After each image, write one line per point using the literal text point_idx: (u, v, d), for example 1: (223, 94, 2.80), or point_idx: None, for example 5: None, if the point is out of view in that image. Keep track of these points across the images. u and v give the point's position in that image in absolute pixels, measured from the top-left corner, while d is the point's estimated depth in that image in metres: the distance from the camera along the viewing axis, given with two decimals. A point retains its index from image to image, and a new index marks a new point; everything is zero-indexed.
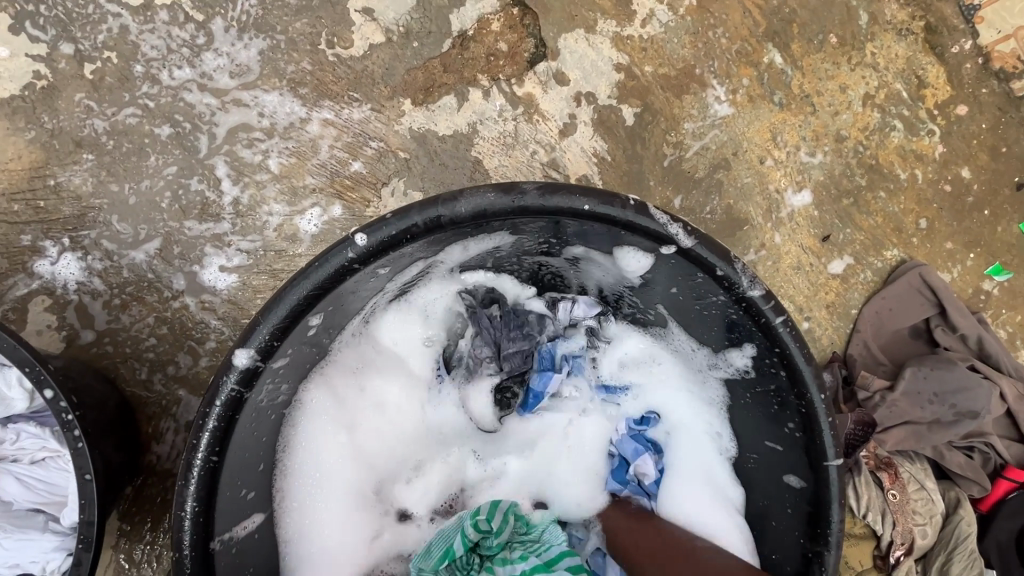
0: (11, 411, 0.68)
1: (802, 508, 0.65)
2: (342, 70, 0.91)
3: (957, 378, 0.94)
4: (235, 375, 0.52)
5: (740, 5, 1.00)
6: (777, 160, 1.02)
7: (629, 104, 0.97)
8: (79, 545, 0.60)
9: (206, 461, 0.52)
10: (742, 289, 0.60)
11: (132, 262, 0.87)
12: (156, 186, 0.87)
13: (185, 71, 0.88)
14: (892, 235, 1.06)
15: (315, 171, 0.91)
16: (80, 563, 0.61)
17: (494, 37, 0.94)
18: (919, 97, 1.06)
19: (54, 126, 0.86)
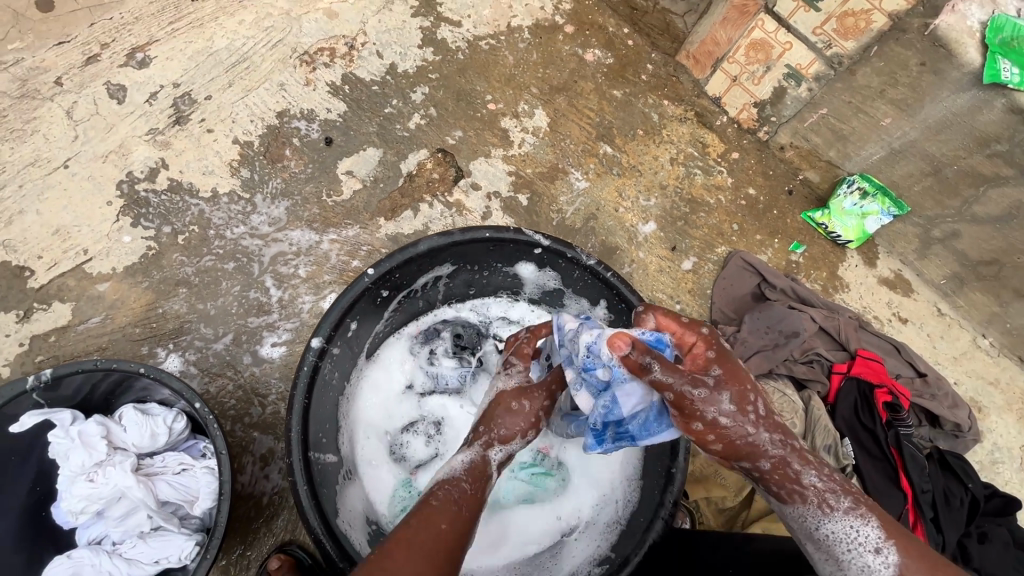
0: (157, 443, 1.05)
1: None
2: (338, 209, 1.45)
3: (778, 314, 1.39)
4: (314, 352, 0.94)
5: (577, 125, 1.62)
6: (626, 207, 1.56)
7: (522, 193, 1.53)
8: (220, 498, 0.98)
9: (303, 401, 0.93)
10: (585, 262, 1.08)
11: (216, 351, 1.29)
12: (227, 299, 1.34)
13: (241, 228, 1.40)
14: (718, 238, 1.58)
15: (329, 271, 1.40)
16: (221, 510, 0.97)
17: (429, 172, 1.51)
18: (706, 153, 1.66)
19: (160, 276, 1.34)
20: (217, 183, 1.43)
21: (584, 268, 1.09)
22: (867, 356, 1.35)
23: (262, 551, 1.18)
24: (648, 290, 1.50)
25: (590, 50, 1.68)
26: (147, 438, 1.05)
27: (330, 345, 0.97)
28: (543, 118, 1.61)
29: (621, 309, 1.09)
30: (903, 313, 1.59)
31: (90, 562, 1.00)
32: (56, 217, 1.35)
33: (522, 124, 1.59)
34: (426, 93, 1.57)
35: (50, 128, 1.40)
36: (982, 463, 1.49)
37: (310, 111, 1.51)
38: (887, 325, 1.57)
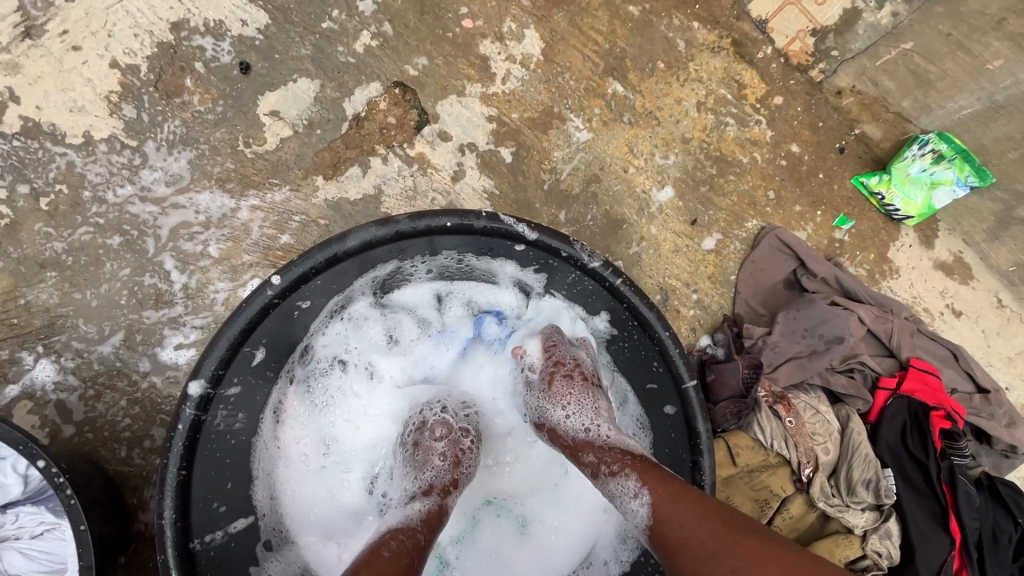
0: (9, 496, 0.79)
1: (681, 427, 0.80)
2: (261, 164, 1.09)
3: (819, 313, 1.12)
4: (192, 403, 0.66)
5: (580, 54, 1.23)
6: (638, 167, 1.23)
7: (505, 146, 1.18)
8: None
9: (178, 474, 0.66)
10: (584, 262, 0.78)
11: (101, 355, 1.00)
12: (114, 287, 1.02)
13: (127, 188, 1.04)
14: (749, 209, 1.27)
15: (250, 249, 1.07)
16: None
17: (383, 114, 1.14)
18: (742, 96, 1.29)
19: (18, 254, 1.00)
20: (90, 124, 1.05)
21: (582, 271, 0.80)
22: (922, 367, 1.10)
23: None
24: (660, 275, 1.21)
25: None
26: None
27: (219, 388, 0.69)
28: (535, 42, 1.21)
29: (633, 326, 0.82)
30: (958, 305, 1.33)
31: None
32: None
33: (507, 50, 1.20)
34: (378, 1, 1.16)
35: None
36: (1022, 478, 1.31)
37: (217, 23, 1.10)
38: (937, 319, 1.32)
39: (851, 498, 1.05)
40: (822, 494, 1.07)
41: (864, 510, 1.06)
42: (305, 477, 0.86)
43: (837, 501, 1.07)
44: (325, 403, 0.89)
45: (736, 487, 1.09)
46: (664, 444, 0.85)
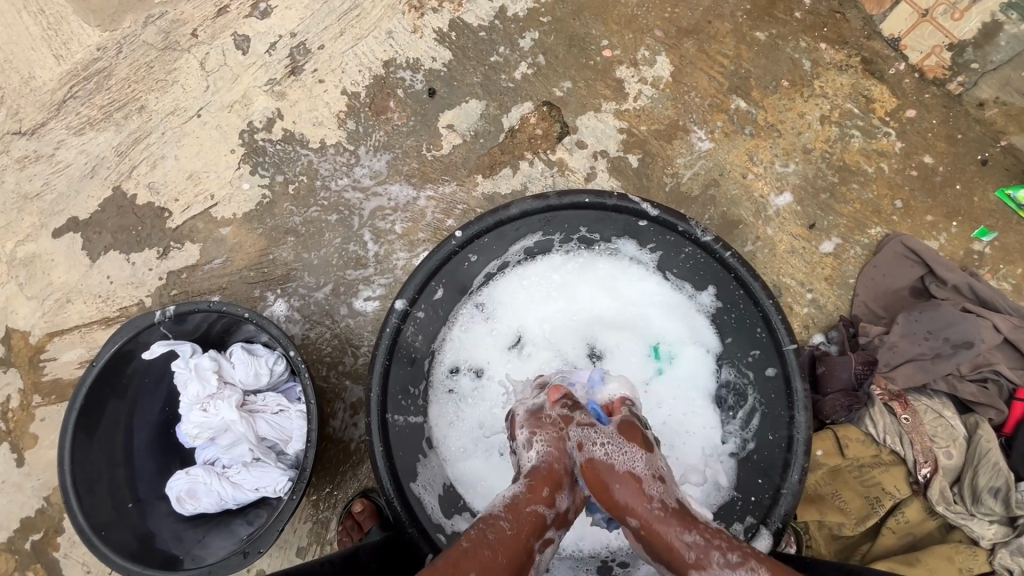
0: (261, 383, 1.13)
1: (782, 386, 0.90)
2: (437, 164, 1.40)
3: (944, 316, 1.12)
4: (397, 314, 0.94)
5: (706, 75, 1.39)
6: (757, 174, 1.34)
7: (632, 153, 1.37)
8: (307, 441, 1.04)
9: (384, 362, 0.93)
10: (698, 237, 0.94)
11: (316, 299, 1.35)
12: (329, 251, 1.37)
13: (345, 180, 1.41)
14: (873, 216, 1.30)
15: (424, 229, 1.38)
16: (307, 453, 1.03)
17: (532, 127, 1.40)
18: (870, 110, 1.35)
19: (272, 224, 1.41)
20: (325, 134, 1.45)
21: (696, 245, 0.96)
22: None
23: (347, 493, 1.24)
24: (774, 273, 1.28)
25: None
26: (252, 377, 1.12)
27: (414, 309, 0.96)
28: (665, 67, 1.40)
29: (740, 297, 0.95)
30: None
31: (203, 480, 1.11)
32: (190, 162, 1.46)
33: (640, 74, 1.40)
34: (536, 38, 1.44)
35: (187, 78, 1.50)
36: None
37: (415, 60, 1.46)
38: None
39: (977, 508, 1.02)
40: (943, 498, 1.04)
41: (994, 523, 1.02)
42: (456, 438, 1.04)
43: (959, 508, 1.04)
44: (464, 383, 1.07)
45: (844, 479, 1.09)
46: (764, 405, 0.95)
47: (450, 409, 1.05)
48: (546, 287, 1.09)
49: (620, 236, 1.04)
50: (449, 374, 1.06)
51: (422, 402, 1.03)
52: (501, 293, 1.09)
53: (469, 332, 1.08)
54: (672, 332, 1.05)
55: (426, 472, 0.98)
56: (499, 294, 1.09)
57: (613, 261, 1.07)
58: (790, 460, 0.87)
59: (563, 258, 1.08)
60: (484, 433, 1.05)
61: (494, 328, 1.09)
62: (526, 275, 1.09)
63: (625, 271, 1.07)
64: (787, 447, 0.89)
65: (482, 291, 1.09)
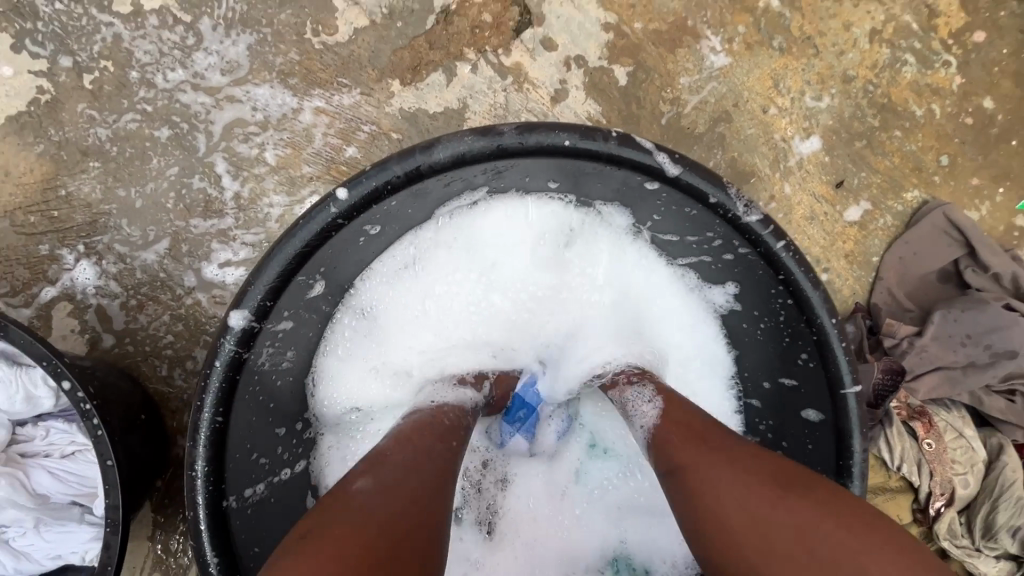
0: (40, 409, 0.72)
1: (829, 436, 0.63)
2: (329, 58, 0.92)
3: (992, 319, 0.90)
4: (233, 337, 0.54)
5: None
6: (781, 108, 0.98)
7: (620, 64, 0.95)
8: (107, 528, 0.63)
9: (214, 420, 0.55)
10: (738, 216, 0.60)
11: (144, 263, 0.89)
12: (160, 187, 0.90)
13: (179, 72, 0.90)
14: (912, 175, 1.01)
15: (310, 160, 0.92)
16: (109, 545, 0.63)
17: (477, 9, 0.93)
18: (932, 27, 1.00)
19: (60, 138, 0.89)
20: None
21: (730, 224, 0.61)
22: None
23: None
24: None
25: None
26: (20, 402, 0.71)
27: (265, 323, 0.57)
28: None
29: (781, 307, 0.64)
30: None
31: None
32: None
33: None
34: None
35: None
36: None
37: None
38: None
39: (987, 544, 0.87)
40: (950, 532, 0.88)
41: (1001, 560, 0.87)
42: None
43: (965, 542, 0.88)
44: (365, 406, 0.73)
45: None
46: (792, 451, 0.69)
47: (346, 450, 0.71)
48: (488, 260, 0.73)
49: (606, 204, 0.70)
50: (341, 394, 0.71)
51: (298, 443, 0.68)
52: (423, 269, 0.72)
53: (368, 331, 0.72)
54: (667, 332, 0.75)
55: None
56: (413, 272, 0.71)
57: (597, 224, 0.73)
58: None
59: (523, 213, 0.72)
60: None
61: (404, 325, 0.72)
62: (463, 238, 0.72)
63: (605, 239, 0.74)
64: None
65: (390, 268, 0.70)
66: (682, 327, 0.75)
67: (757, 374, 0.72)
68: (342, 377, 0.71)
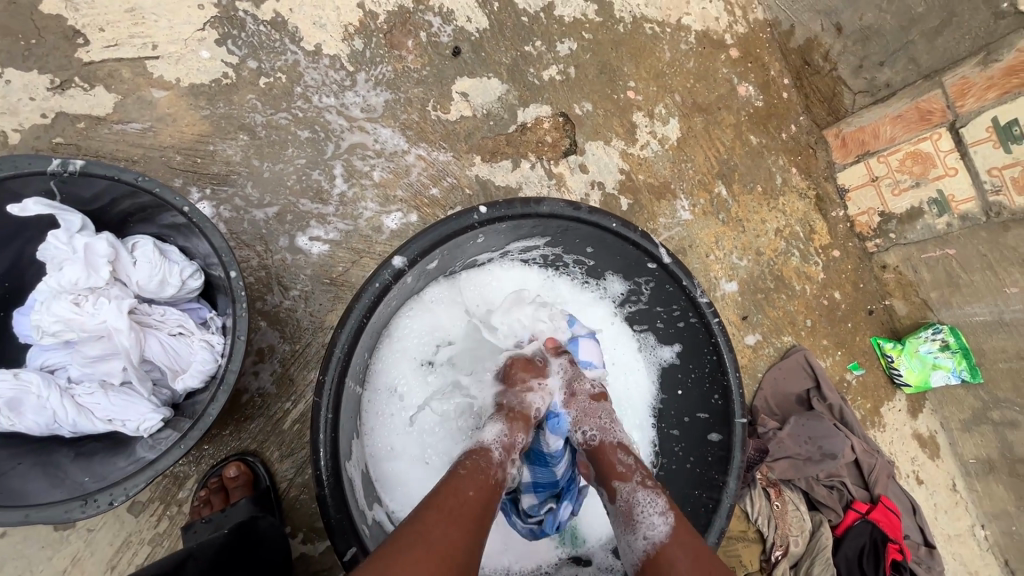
0: (164, 293, 0.89)
1: (721, 453, 0.96)
2: (439, 127, 1.29)
3: (824, 428, 1.32)
4: (391, 271, 0.81)
5: (703, 153, 1.50)
6: (717, 257, 1.46)
7: (625, 196, 1.41)
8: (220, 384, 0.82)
9: (359, 320, 0.79)
10: (696, 297, 0.96)
11: (253, 218, 1.13)
12: (287, 169, 1.17)
13: (331, 99, 1.23)
14: (788, 326, 1.49)
15: (403, 187, 1.24)
16: (215, 399, 0.82)
17: (544, 132, 1.37)
18: (810, 238, 1.56)
19: (225, 111, 1.16)
20: (324, 40, 1.24)
21: (691, 303, 0.98)
22: (889, 506, 1.30)
23: (218, 451, 1.03)
24: None
25: (746, 84, 1.55)
26: (155, 282, 0.88)
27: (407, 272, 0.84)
28: (674, 130, 1.48)
29: (709, 362, 0.99)
30: (921, 474, 1.55)
31: (36, 392, 0.84)
32: None
33: (652, 127, 1.46)
34: (572, 50, 1.42)
35: None
36: None
37: (450, 11, 1.33)
38: (903, 479, 1.53)
39: None
40: None
41: None
42: (390, 432, 0.96)
43: None
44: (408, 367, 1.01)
45: None
46: (694, 465, 1.01)
47: (388, 395, 0.97)
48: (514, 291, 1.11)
49: (611, 274, 1.07)
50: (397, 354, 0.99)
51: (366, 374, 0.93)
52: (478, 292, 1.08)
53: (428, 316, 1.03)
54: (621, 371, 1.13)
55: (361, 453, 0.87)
56: (468, 285, 1.07)
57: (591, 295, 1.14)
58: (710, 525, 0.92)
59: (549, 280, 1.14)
60: (417, 431, 0.98)
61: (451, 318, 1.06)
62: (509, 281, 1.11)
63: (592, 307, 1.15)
64: (711, 509, 0.93)
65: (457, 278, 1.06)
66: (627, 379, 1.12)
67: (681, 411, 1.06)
68: (403, 347, 1.00)
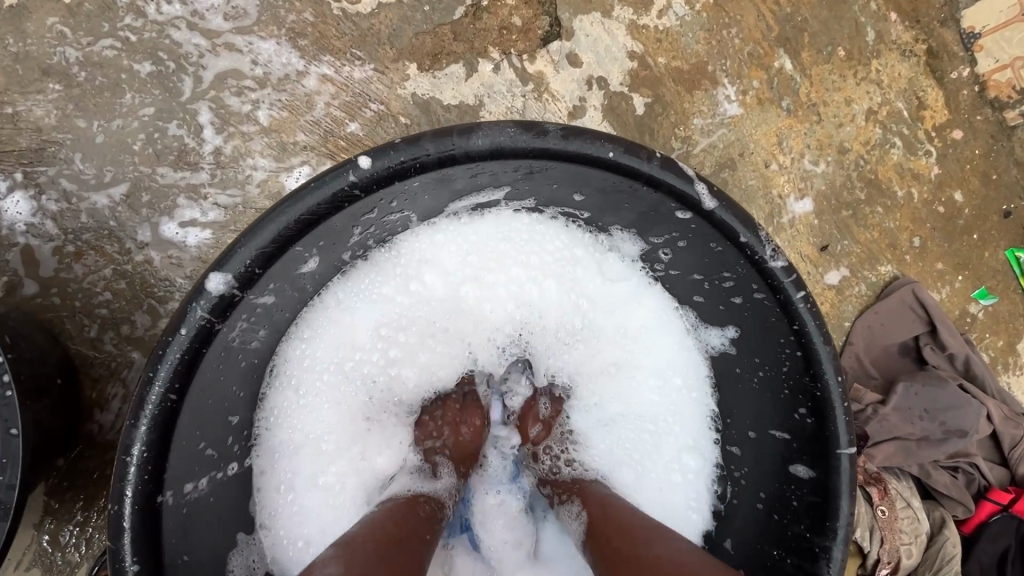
0: None
1: (811, 497, 0.62)
2: (347, 26, 0.86)
3: (949, 397, 0.93)
4: (207, 302, 0.46)
5: (755, 9, 1.00)
6: (782, 166, 1.01)
7: (639, 93, 0.95)
8: (3, 509, 0.56)
9: (165, 395, 0.46)
10: (763, 260, 0.57)
11: (93, 207, 0.78)
12: (129, 126, 0.80)
13: (174, 5, 0.81)
14: (887, 251, 1.06)
15: (307, 128, 0.85)
16: (1, 530, 0.55)
17: (508, 10, 0.91)
18: (918, 118, 1.08)
19: (19, 50, 0.78)
20: None
21: (753, 268, 0.59)
22: None
23: (107, 531, 0.77)
24: None
25: None
26: None
27: (247, 293, 0.49)
28: None
29: (786, 359, 0.62)
30: None
31: None
32: None
33: None
34: None
35: None
36: None
37: None
38: None
39: None
40: None
41: None
42: (308, 512, 0.64)
43: None
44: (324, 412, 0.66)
45: None
46: (768, 505, 0.67)
47: (297, 459, 0.65)
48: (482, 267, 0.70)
49: (618, 228, 0.68)
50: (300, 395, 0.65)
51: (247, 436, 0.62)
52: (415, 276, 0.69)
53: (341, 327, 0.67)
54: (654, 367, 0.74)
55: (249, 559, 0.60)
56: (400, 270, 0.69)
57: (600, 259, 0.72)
58: None
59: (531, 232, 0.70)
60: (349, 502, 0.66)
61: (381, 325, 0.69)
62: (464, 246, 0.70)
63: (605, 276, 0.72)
64: None
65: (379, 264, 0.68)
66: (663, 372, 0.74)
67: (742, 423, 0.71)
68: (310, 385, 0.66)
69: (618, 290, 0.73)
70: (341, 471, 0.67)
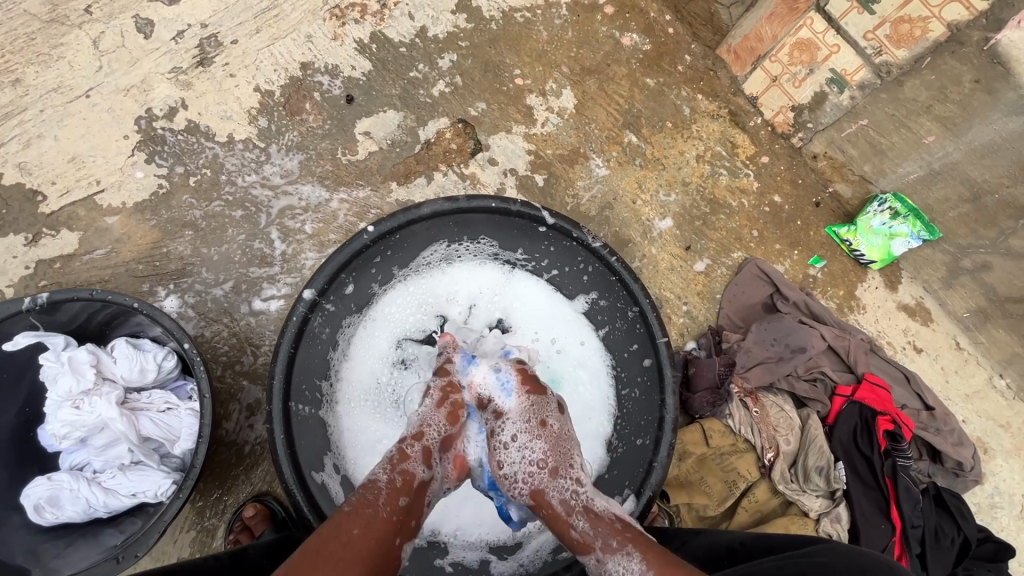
0: (146, 379, 1.06)
1: (656, 373, 1.04)
2: (352, 168, 1.43)
3: (786, 327, 1.35)
4: (305, 304, 0.95)
5: (604, 110, 1.56)
6: (645, 200, 1.52)
7: (539, 174, 1.49)
8: (199, 439, 0.99)
9: (288, 351, 0.93)
10: (589, 243, 1.05)
11: (214, 296, 1.30)
12: (232, 247, 1.33)
13: (253, 176, 1.39)
14: (735, 242, 1.53)
15: (335, 230, 1.39)
16: (197, 453, 0.99)
17: (447, 142, 1.48)
18: (734, 153, 1.59)
19: (168, 216, 1.34)
20: (234, 129, 1.41)
21: (589, 249, 1.06)
22: (874, 381, 1.30)
23: (238, 499, 1.19)
24: (656, 287, 1.47)
25: (628, 34, 1.61)
26: (137, 371, 1.05)
27: (322, 300, 0.98)
28: (570, 99, 1.55)
29: (623, 297, 1.07)
30: (919, 343, 1.53)
31: (69, 486, 1.00)
32: (74, 145, 1.35)
33: (548, 103, 1.54)
34: (454, 60, 1.52)
35: (76, 55, 1.39)
36: (980, 505, 1.43)
37: (334, 66, 1.47)
38: (900, 352, 1.52)
39: (807, 485, 1.23)
40: (782, 478, 1.24)
41: (819, 497, 1.23)
42: (367, 439, 1.05)
43: (795, 485, 1.24)
44: (372, 379, 1.09)
45: (708, 466, 1.26)
46: (640, 392, 1.07)
47: (354, 410, 1.06)
48: (452, 286, 1.18)
49: (511, 246, 1.14)
50: (353, 369, 1.08)
51: (324, 398, 1.03)
52: (415, 297, 1.15)
53: (374, 327, 1.11)
54: (565, 330, 1.17)
55: (337, 463, 1.01)
56: (406, 292, 1.14)
57: (519, 275, 1.18)
58: (662, 438, 0.99)
59: (451, 269, 1.17)
60: (391, 431, 1.07)
61: (402, 324, 1.13)
62: (414, 290, 1.15)
63: (523, 281, 1.18)
64: (659, 427, 1.01)
65: (395, 287, 1.13)
66: (566, 338, 1.17)
67: (619, 349, 1.12)
68: (357, 364, 1.08)
69: (535, 293, 1.18)
70: (382, 420, 1.07)
